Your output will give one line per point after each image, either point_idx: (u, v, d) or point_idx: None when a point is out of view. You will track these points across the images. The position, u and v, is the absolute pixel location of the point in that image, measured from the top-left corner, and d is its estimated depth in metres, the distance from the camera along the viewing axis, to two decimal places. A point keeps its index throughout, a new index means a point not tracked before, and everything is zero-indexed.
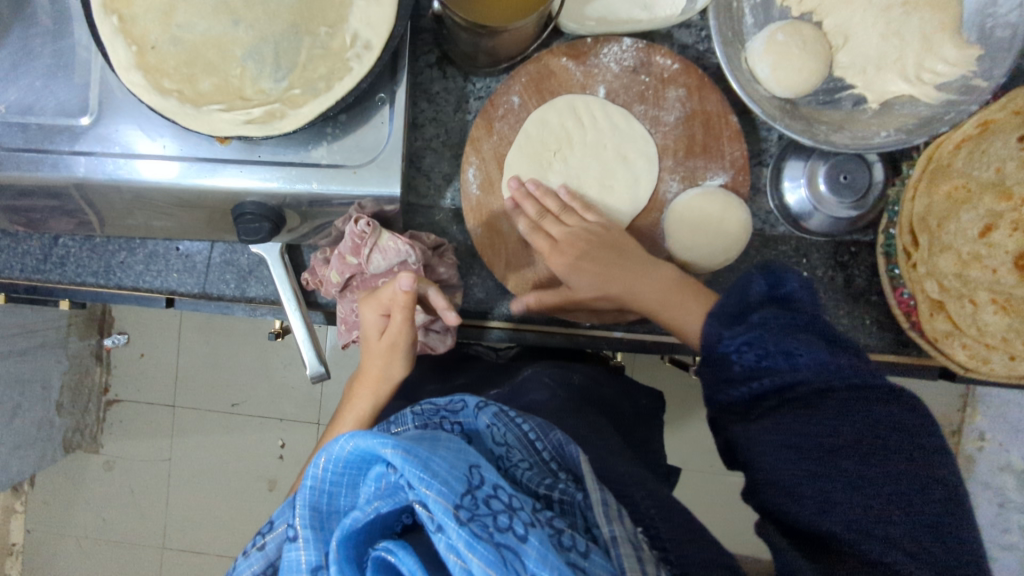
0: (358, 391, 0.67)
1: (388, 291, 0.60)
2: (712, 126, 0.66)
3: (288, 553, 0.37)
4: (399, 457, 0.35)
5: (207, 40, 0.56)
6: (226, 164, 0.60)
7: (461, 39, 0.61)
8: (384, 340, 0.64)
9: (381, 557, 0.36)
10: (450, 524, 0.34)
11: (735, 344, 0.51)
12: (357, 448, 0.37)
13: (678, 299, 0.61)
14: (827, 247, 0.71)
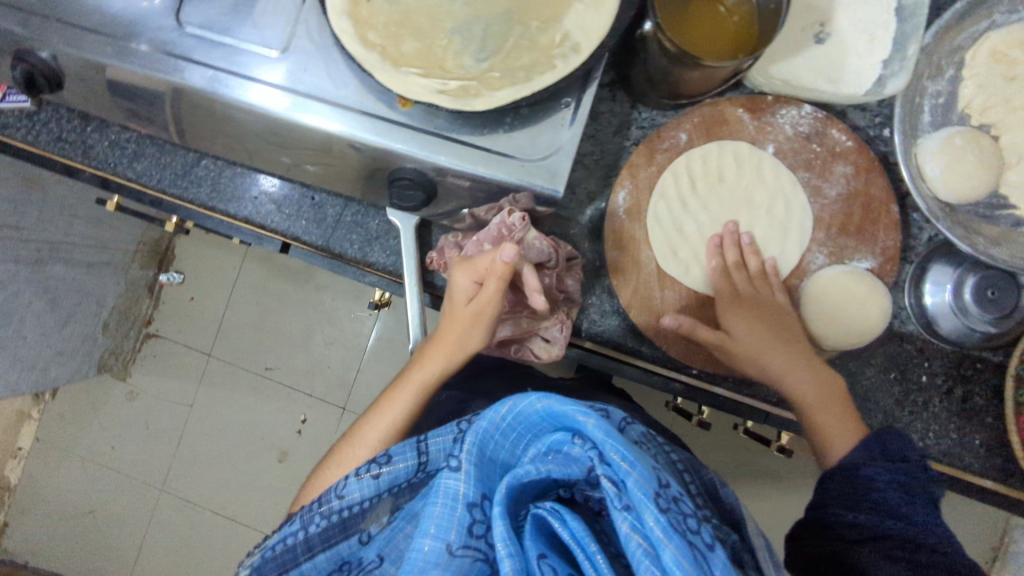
0: (431, 353, 0.67)
1: (486, 258, 0.62)
2: (871, 211, 0.65)
3: (448, 479, 0.46)
4: (602, 432, 0.45)
5: (422, 7, 0.57)
6: (401, 126, 0.59)
7: (653, 64, 0.60)
8: (471, 308, 0.64)
9: (542, 513, 0.45)
10: (649, 506, 0.41)
11: (885, 476, 0.55)
12: (544, 411, 0.49)
13: (836, 414, 0.61)
14: (952, 356, 0.70)
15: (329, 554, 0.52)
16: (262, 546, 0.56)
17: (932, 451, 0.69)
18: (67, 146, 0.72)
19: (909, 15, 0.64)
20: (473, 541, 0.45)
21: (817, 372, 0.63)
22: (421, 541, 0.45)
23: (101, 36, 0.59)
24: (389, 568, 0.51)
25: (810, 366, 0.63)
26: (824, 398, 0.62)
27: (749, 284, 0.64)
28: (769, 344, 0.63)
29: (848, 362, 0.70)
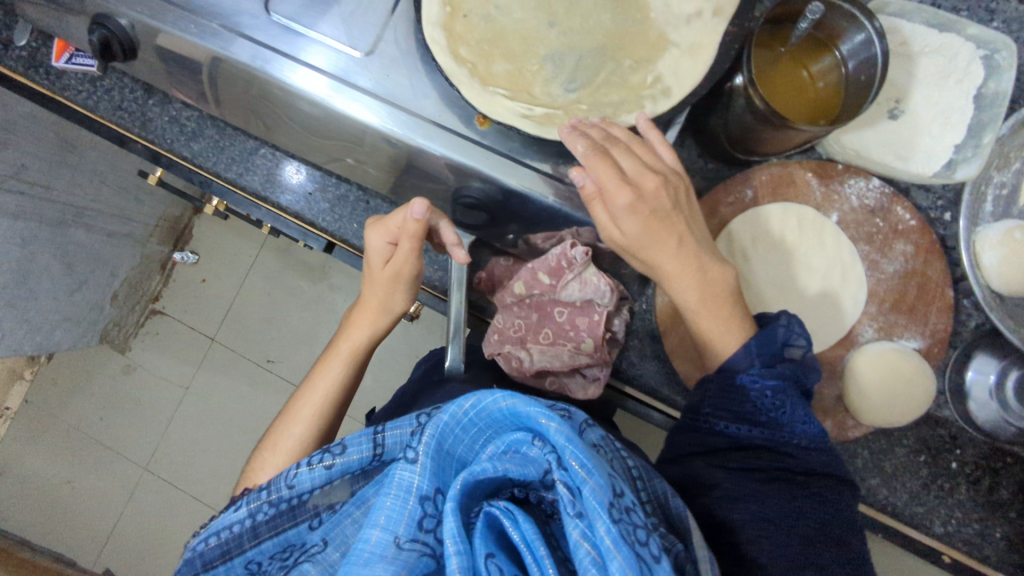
0: (358, 318, 0.70)
1: (399, 217, 0.61)
2: (926, 291, 0.65)
3: (404, 469, 0.46)
4: (564, 436, 0.44)
5: (517, 30, 0.56)
6: (477, 145, 0.58)
7: (733, 118, 0.61)
8: (388, 269, 0.66)
9: (495, 512, 0.44)
10: (601, 516, 0.40)
11: (761, 382, 0.55)
12: (509, 408, 0.47)
13: (719, 315, 0.59)
14: (983, 447, 0.68)
15: (276, 538, 0.52)
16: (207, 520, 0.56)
17: (952, 537, 0.68)
18: (125, 116, 0.71)
19: (988, 104, 0.65)
20: (421, 535, 0.44)
21: (722, 312, 0.59)
22: (370, 532, 0.44)
23: (189, 13, 0.60)
24: (332, 553, 0.50)
25: (719, 267, 0.59)
26: (710, 298, 0.59)
27: (640, 193, 0.56)
28: (656, 258, 0.58)
29: (881, 439, 0.68)
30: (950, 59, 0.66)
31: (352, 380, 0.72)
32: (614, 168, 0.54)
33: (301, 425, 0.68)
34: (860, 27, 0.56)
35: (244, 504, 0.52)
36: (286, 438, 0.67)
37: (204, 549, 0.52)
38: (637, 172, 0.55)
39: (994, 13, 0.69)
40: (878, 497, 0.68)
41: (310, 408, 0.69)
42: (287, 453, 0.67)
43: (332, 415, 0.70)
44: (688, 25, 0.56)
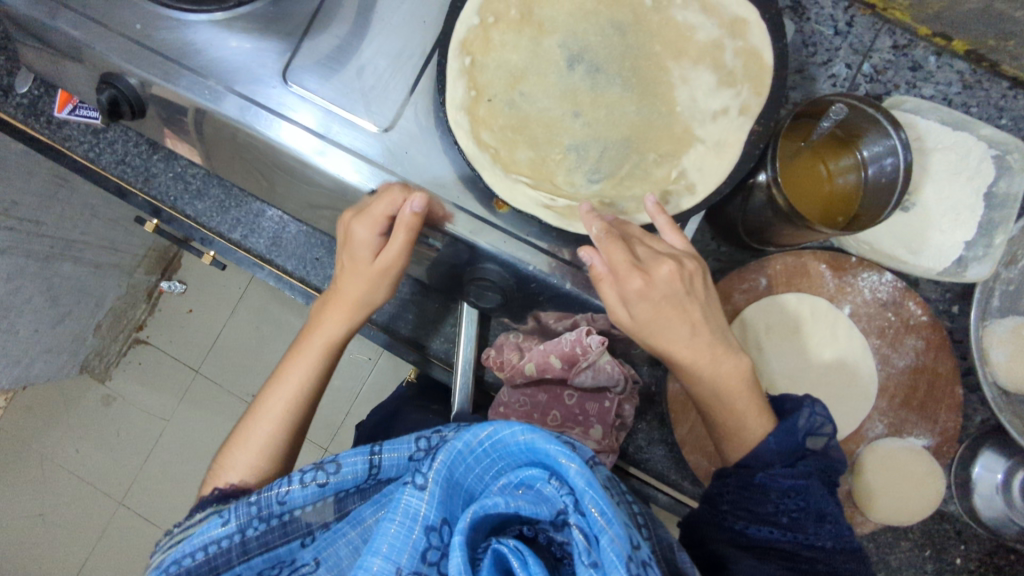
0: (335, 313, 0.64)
1: (384, 204, 0.56)
2: (936, 388, 0.65)
3: (411, 496, 0.44)
4: (585, 481, 0.43)
5: (541, 118, 0.55)
6: (496, 230, 0.57)
7: (752, 211, 0.60)
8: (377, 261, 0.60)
9: (504, 549, 0.43)
10: (621, 570, 0.40)
11: (782, 482, 0.49)
12: (528, 444, 0.46)
13: (733, 409, 0.54)
14: (987, 543, 0.68)
15: (266, 555, 0.50)
16: (179, 527, 0.53)
17: None
18: (128, 170, 0.71)
19: (999, 204, 0.66)
20: (423, 568, 0.43)
21: (734, 404, 0.54)
22: (370, 560, 0.43)
23: (201, 76, 0.59)
24: (324, 573, 0.50)
25: (730, 358, 0.54)
26: (726, 388, 0.54)
27: (653, 280, 0.51)
28: (666, 347, 0.53)
29: (887, 532, 0.68)
30: (963, 156, 0.67)
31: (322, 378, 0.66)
32: (625, 258, 0.49)
33: (271, 422, 0.64)
34: (884, 132, 0.57)
35: (230, 518, 0.50)
36: (253, 437, 0.63)
37: (189, 564, 0.48)
38: (650, 259, 0.51)
39: (1003, 110, 0.71)
40: None
41: (281, 410, 0.64)
42: (253, 452, 0.62)
43: (299, 421, 0.65)
44: (714, 122, 0.56)
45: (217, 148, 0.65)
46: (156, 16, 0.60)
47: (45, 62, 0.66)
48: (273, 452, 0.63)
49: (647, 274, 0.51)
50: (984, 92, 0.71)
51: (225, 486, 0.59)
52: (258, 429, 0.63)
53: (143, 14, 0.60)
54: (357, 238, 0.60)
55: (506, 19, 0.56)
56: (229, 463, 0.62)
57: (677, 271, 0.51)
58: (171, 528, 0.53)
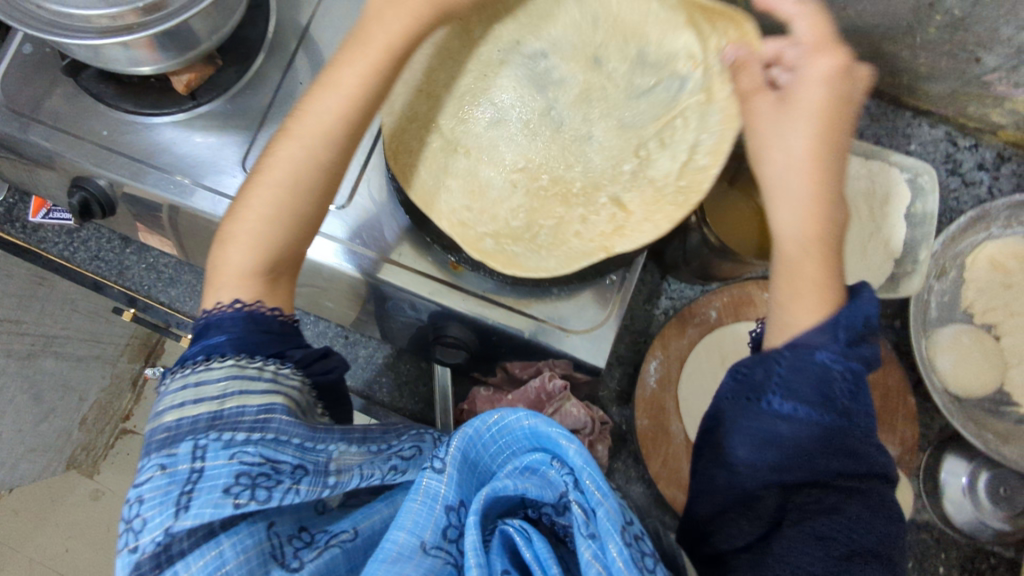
0: (310, 114, 0.48)
1: None
2: (889, 399, 0.68)
3: (430, 478, 0.41)
4: (583, 459, 0.40)
5: None
6: (452, 290, 0.60)
7: (689, 249, 0.65)
8: None
9: (510, 530, 0.40)
10: (614, 538, 0.37)
11: (828, 359, 0.40)
12: (532, 430, 0.43)
13: (824, 271, 0.44)
14: (966, 549, 0.70)
15: (294, 510, 0.40)
16: (188, 375, 0.41)
17: None
18: (102, 265, 0.81)
19: (918, 222, 0.70)
20: (446, 544, 0.40)
21: (812, 264, 0.44)
22: (395, 534, 0.39)
23: (168, 173, 0.64)
24: (358, 549, 0.41)
25: (808, 222, 0.45)
26: (824, 258, 0.45)
27: (800, 103, 0.46)
28: (770, 138, 0.47)
29: None
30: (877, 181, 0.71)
31: (334, 177, 0.48)
32: (750, 86, 0.48)
33: (275, 205, 0.46)
34: None
35: (278, 498, 0.36)
36: (281, 163, 0.47)
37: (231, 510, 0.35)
38: (806, 80, 0.46)
39: (911, 137, 0.76)
40: None
41: (287, 177, 0.47)
42: (264, 220, 0.46)
43: (313, 185, 0.47)
44: None
45: (195, 236, 0.69)
46: (121, 122, 0.64)
47: (21, 171, 0.70)
48: (275, 245, 0.47)
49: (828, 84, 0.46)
50: (891, 122, 0.76)
51: (248, 303, 0.45)
52: (286, 166, 0.46)
53: (109, 121, 0.64)
54: None
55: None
56: (238, 246, 0.46)
57: (839, 100, 0.46)
58: (174, 412, 0.39)
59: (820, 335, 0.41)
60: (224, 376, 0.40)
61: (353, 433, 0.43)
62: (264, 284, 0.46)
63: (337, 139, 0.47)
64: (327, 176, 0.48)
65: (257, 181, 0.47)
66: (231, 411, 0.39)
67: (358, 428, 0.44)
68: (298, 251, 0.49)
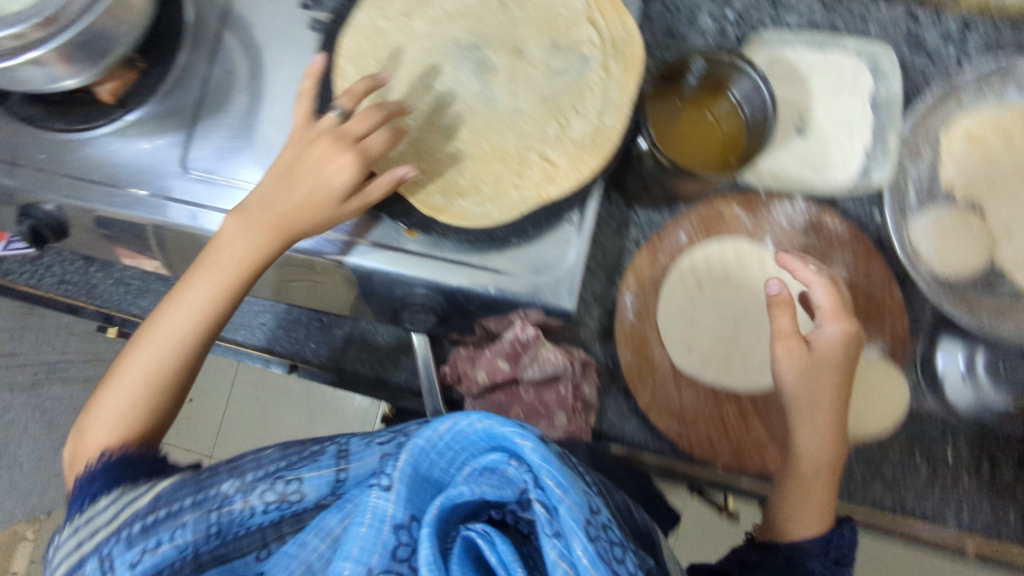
0: (200, 275, 0.54)
1: (319, 167, 0.54)
2: (874, 295, 0.66)
3: (377, 498, 0.40)
4: (540, 456, 0.40)
5: (422, 143, 0.59)
6: (407, 256, 0.59)
7: (647, 174, 0.64)
8: (292, 202, 0.55)
9: (472, 535, 0.39)
10: (578, 535, 0.37)
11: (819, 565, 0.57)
12: (486, 431, 0.42)
13: (817, 499, 0.58)
14: (974, 433, 0.69)
15: (222, 567, 0.44)
16: (77, 524, 0.46)
17: (969, 532, 0.68)
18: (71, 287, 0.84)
19: (885, 106, 0.69)
20: (397, 565, 0.38)
21: (818, 488, 0.58)
22: (341, 565, 0.38)
23: (109, 186, 0.62)
24: None
25: (816, 436, 0.59)
26: (821, 472, 0.59)
27: (817, 348, 0.59)
28: (802, 425, 0.59)
29: (873, 448, 0.69)
30: (840, 73, 0.69)
31: (216, 323, 0.56)
32: (782, 323, 0.59)
33: (129, 391, 0.53)
34: (744, 71, 0.59)
35: (171, 540, 0.42)
36: (134, 370, 0.53)
37: None
38: (827, 339, 0.59)
39: (868, 19, 0.72)
40: (885, 504, 0.68)
41: (169, 349, 0.54)
42: (129, 390, 0.53)
43: (181, 380, 0.55)
44: (581, 107, 0.59)
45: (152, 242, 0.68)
46: (56, 141, 0.63)
47: None
48: (151, 413, 0.54)
49: (796, 340, 0.59)
50: (845, 8, 0.72)
51: (113, 452, 0.51)
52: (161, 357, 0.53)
53: (43, 142, 0.63)
54: (318, 171, 0.54)
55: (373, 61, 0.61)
56: (99, 425, 0.52)
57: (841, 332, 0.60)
58: (67, 557, 0.44)
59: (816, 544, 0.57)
60: (108, 505, 0.46)
61: (245, 466, 0.45)
62: (132, 442, 0.52)
63: (212, 306, 0.54)
64: (221, 323, 0.56)
65: (124, 361, 0.54)
66: (121, 523, 0.44)
67: (248, 460, 0.45)
68: (171, 398, 0.55)
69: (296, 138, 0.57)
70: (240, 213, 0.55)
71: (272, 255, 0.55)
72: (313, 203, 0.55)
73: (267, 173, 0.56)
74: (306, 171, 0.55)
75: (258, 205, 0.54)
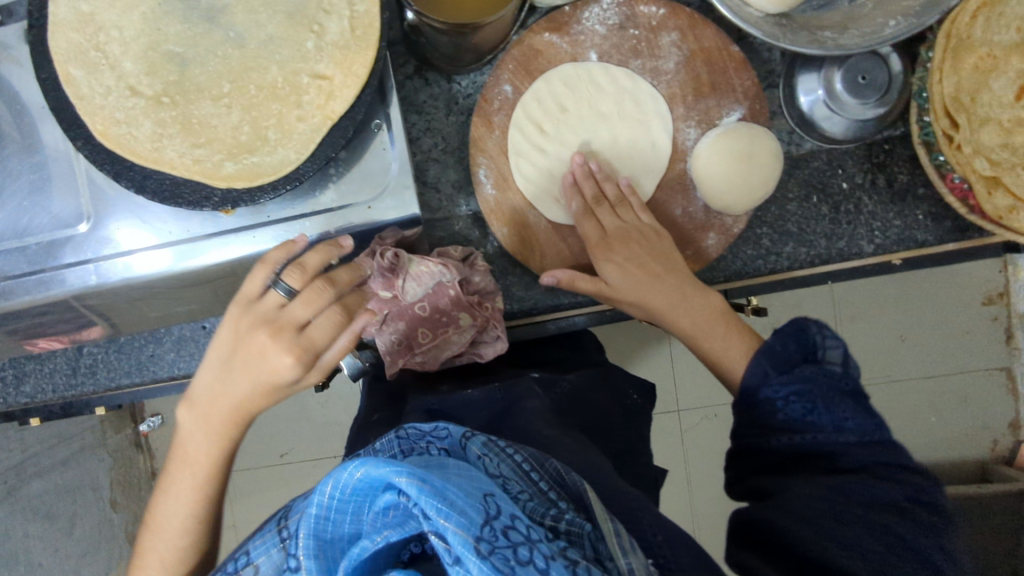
0: (177, 475, 0.52)
1: (269, 362, 0.49)
2: (715, 62, 0.63)
3: None
4: (416, 487, 0.36)
5: (186, 118, 0.53)
6: (236, 233, 0.57)
7: (440, 43, 0.59)
8: (263, 377, 0.50)
9: None
10: (471, 557, 0.35)
11: (782, 391, 0.50)
12: (366, 476, 0.38)
13: (715, 334, 0.58)
14: (860, 150, 0.68)
15: None
16: None
17: (886, 246, 0.69)
18: None
19: None
20: None
21: (715, 334, 0.58)
22: None
23: None
24: None
25: (681, 307, 0.59)
26: (702, 319, 0.58)
27: (604, 231, 0.61)
28: (648, 301, 0.59)
29: (771, 207, 0.68)
30: None
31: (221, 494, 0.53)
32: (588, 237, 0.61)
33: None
34: None
35: None
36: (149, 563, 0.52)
37: None
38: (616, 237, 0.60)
39: None
40: (802, 256, 0.69)
41: (173, 535, 0.52)
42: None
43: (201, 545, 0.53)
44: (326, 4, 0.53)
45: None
46: None
47: None
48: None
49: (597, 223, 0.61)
50: None
51: None
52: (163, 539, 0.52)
53: None
54: (259, 369, 0.50)
55: (96, 54, 0.53)
56: None
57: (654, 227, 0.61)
58: None
59: (761, 362, 0.52)
60: None
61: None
62: None
63: (214, 463, 0.52)
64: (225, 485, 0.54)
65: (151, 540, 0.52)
66: None
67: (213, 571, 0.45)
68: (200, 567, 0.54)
69: (239, 315, 0.51)
70: (193, 406, 0.52)
71: (239, 439, 0.54)
72: (266, 390, 0.50)
73: (205, 367, 0.52)
74: (263, 356, 0.50)
75: (208, 402, 0.51)
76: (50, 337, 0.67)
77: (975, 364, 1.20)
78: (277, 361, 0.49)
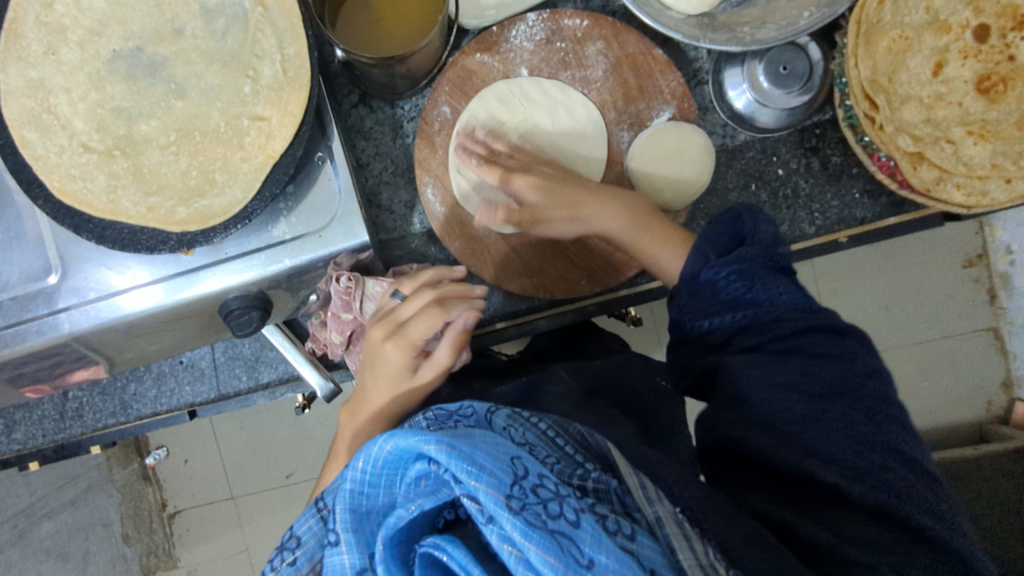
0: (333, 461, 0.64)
1: (386, 352, 0.59)
2: (640, 66, 0.66)
3: (331, 556, 0.41)
4: (445, 454, 0.37)
5: (136, 168, 0.56)
6: (200, 271, 0.60)
7: (375, 75, 0.62)
8: (383, 369, 0.60)
9: (427, 550, 0.39)
10: (503, 514, 0.35)
11: (723, 270, 0.52)
12: (396, 449, 0.40)
13: (652, 227, 0.58)
14: (792, 136, 0.71)
15: None
16: None
17: (828, 226, 0.71)
18: None
19: None
20: None
21: (648, 232, 0.58)
22: None
23: None
24: None
25: (611, 209, 0.59)
26: (634, 218, 0.59)
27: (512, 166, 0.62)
28: (581, 211, 0.60)
29: (712, 199, 0.71)
30: None
31: None
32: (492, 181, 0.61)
33: None
34: None
35: None
36: None
37: None
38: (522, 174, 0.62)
39: None
40: None
41: None
42: None
43: None
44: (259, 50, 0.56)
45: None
46: None
47: None
48: None
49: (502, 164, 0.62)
50: None
51: None
52: None
53: None
54: (377, 364, 0.60)
55: (48, 117, 0.56)
56: None
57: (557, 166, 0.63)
58: None
59: (704, 250, 0.54)
60: None
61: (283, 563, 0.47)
62: None
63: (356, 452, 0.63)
64: None
65: None
66: None
67: None
68: None
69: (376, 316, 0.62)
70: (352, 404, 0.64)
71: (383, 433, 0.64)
72: (390, 386, 0.60)
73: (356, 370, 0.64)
74: (384, 350, 0.59)
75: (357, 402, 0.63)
76: (45, 385, 0.70)
77: (960, 328, 1.19)
78: (383, 351, 0.59)
